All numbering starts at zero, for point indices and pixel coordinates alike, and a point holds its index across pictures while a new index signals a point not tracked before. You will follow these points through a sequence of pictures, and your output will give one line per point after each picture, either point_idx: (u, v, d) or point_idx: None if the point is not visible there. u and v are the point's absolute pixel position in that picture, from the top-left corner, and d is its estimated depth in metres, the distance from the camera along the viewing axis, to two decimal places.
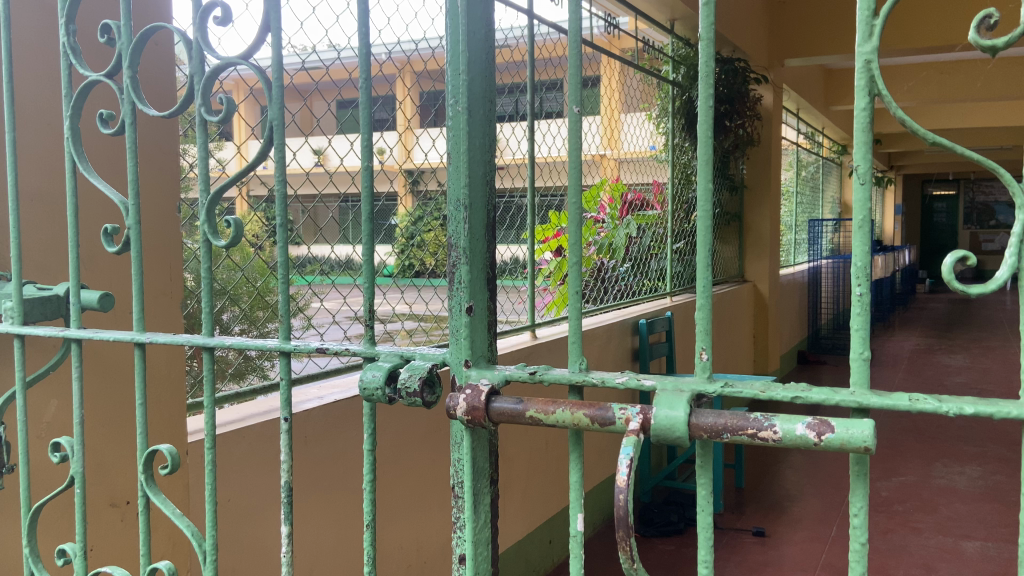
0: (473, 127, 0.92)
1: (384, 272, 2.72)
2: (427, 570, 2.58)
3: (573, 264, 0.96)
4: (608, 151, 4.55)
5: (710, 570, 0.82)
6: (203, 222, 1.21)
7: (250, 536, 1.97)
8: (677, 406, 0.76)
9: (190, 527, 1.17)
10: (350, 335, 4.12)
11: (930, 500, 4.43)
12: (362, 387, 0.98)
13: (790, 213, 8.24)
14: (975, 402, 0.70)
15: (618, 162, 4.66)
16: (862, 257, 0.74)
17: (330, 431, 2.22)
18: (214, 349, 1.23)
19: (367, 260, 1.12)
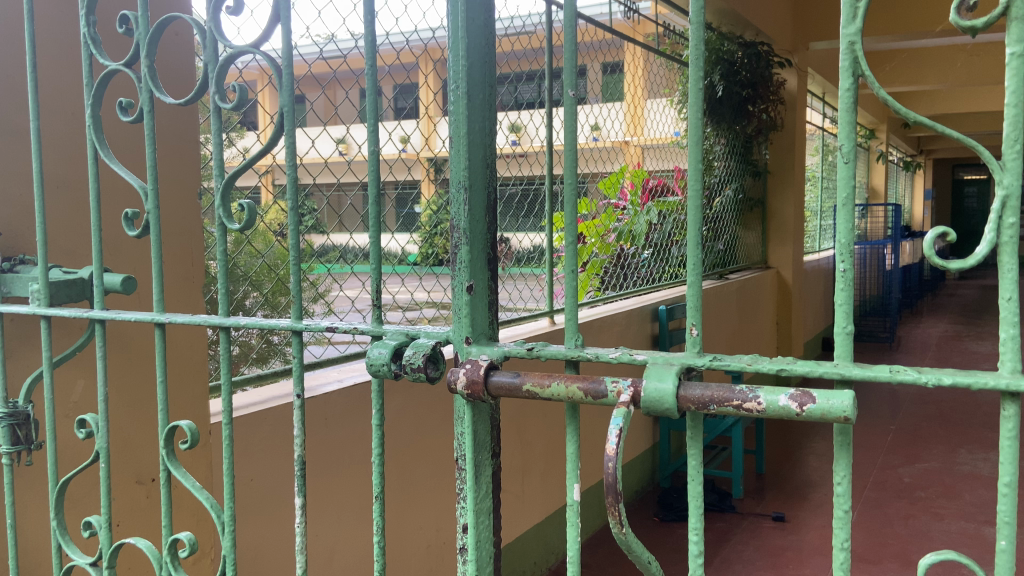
0: (473, 111, 0.94)
1: (407, 260, 2.81)
2: (446, 551, 2.63)
3: (570, 245, 0.98)
4: (632, 138, 4.85)
5: (701, 537, 0.85)
6: (219, 206, 1.25)
7: (271, 515, 2.03)
8: (666, 378, 0.79)
9: (208, 499, 1.22)
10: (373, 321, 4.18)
11: (954, 486, 4.40)
12: (368, 364, 1.01)
13: (815, 198, 8.16)
14: (953, 374, 0.71)
15: (642, 149, 4.84)
16: (846, 234, 0.76)
17: (349, 414, 2.27)
18: (230, 329, 1.28)
19: (375, 244, 1.16)
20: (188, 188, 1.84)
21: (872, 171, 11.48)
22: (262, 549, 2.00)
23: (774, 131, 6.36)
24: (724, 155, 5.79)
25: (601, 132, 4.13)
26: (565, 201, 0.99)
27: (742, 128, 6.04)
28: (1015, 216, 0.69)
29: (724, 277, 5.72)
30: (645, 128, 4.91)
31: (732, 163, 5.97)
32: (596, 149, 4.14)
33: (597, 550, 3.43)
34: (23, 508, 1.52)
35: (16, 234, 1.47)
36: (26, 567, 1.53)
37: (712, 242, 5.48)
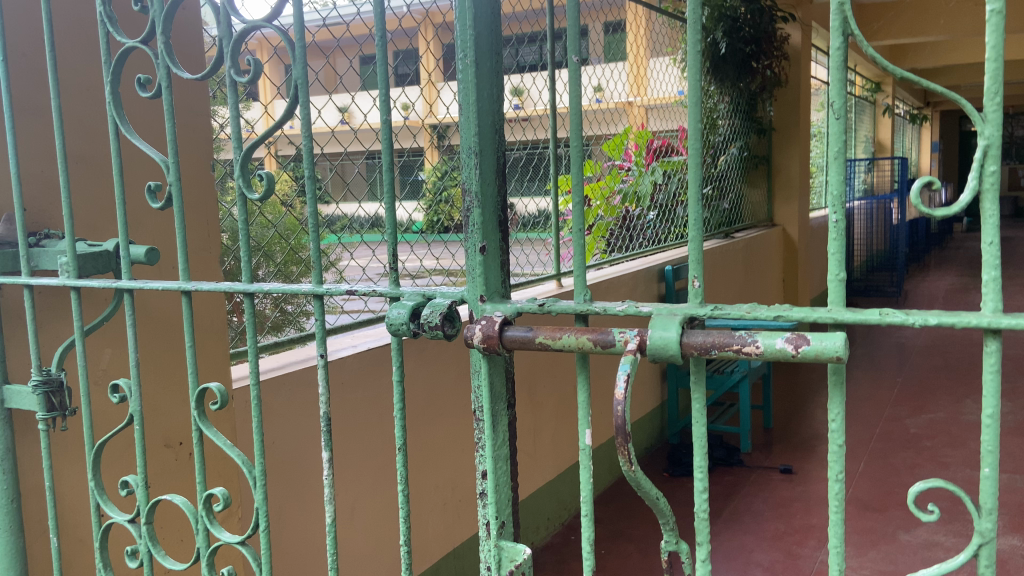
0: (481, 78, 0.98)
1: (412, 230, 2.82)
2: (463, 508, 2.72)
3: (577, 206, 1.03)
4: (635, 98, 4.70)
5: (706, 474, 0.91)
6: (238, 177, 1.31)
7: (294, 474, 2.11)
8: (670, 328, 0.84)
9: (240, 456, 1.29)
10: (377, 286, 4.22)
11: (959, 435, 4.48)
12: (389, 324, 1.07)
13: (821, 154, 8.13)
14: (938, 314, 0.76)
15: (645, 109, 4.74)
16: (838, 185, 0.80)
17: (365, 377, 2.34)
18: (254, 296, 1.34)
19: (390, 210, 1.20)
20: (202, 161, 1.88)
21: (878, 125, 11.40)
22: (288, 508, 2.08)
23: (778, 87, 6.34)
24: (729, 113, 5.78)
25: (604, 94, 4.14)
26: (571, 163, 1.03)
27: (746, 85, 6.04)
28: (996, 164, 0.74)
29: (730, 236, 5.74)
30: (649, 86, 4.82)
31: (736, 121, 5.96)
32: (600, 111, 4.15)
33: (608, 505, 3.54)
34: (61, 471, 1.60)
35: (42, 209, 1.52)
36: (67, 526, 1.61)
37: (717, 201, 5.52)
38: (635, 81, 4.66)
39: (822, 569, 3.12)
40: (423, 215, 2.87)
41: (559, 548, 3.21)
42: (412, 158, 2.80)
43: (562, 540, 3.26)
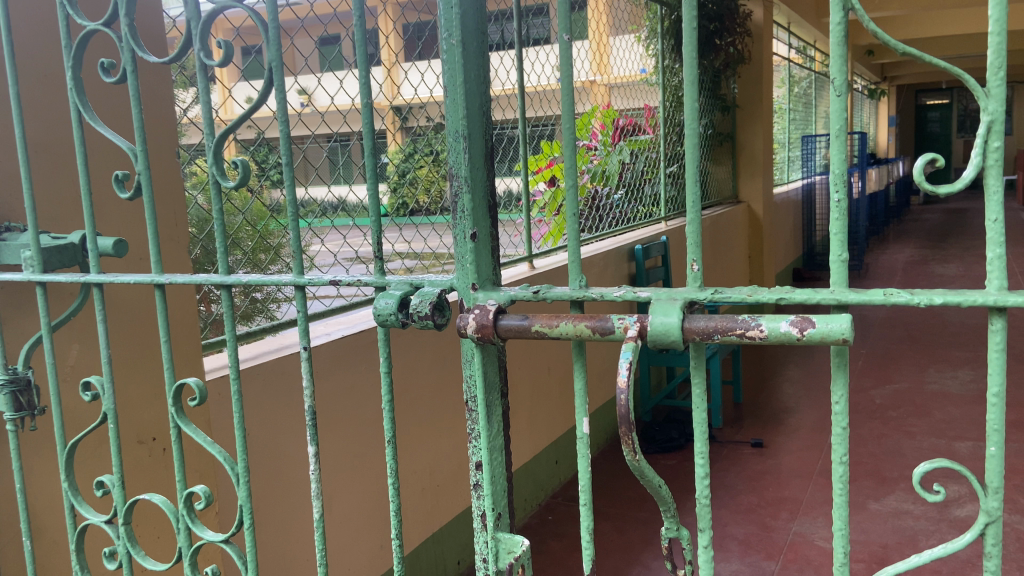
0: (468, 59, 0.95)
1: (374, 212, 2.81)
2: (441, 493, 2.70)
3: (570, 189, 1.01)
4: (597, 77, 4.56)
5: (706, 461, 0.90)
6: (212, 164, 1.30)
7: (272, 466, 2.06)
8: (671, 313, 0.83)
9: (221, 452, 1.26)
10: None
11: (923, 404, 4.58)
12: (376, 314, 1.04)
13: (783, 130, 8.22)
14: (943, 293, 0.76)
15: (608, 88, 4.66)
16: (839, 164, 0.79)
17: (341, 365, 2.30)
18: (232, 287, 1.31)
19: (373, 195, 1.17)
20: (168, 148, 1.82)
21: None
22: (266, 501, 2.04)
23: (742, 64, 6.38)
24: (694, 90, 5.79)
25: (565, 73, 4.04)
26: (563, 144, 1.00)
27: (710, 62, 6.08)
28: (999, 140, 0.73)
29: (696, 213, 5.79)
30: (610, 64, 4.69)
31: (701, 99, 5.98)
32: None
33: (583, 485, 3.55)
34: (31, 472, 1.54)
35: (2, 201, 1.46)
36: (39, 528, 1.56)
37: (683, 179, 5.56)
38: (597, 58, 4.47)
39: (796, 540, 3.16)
40: (387, 197, 2.85)
41: (538, 528, 3.21)
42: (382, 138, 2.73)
43: (540, 520, 3.26)
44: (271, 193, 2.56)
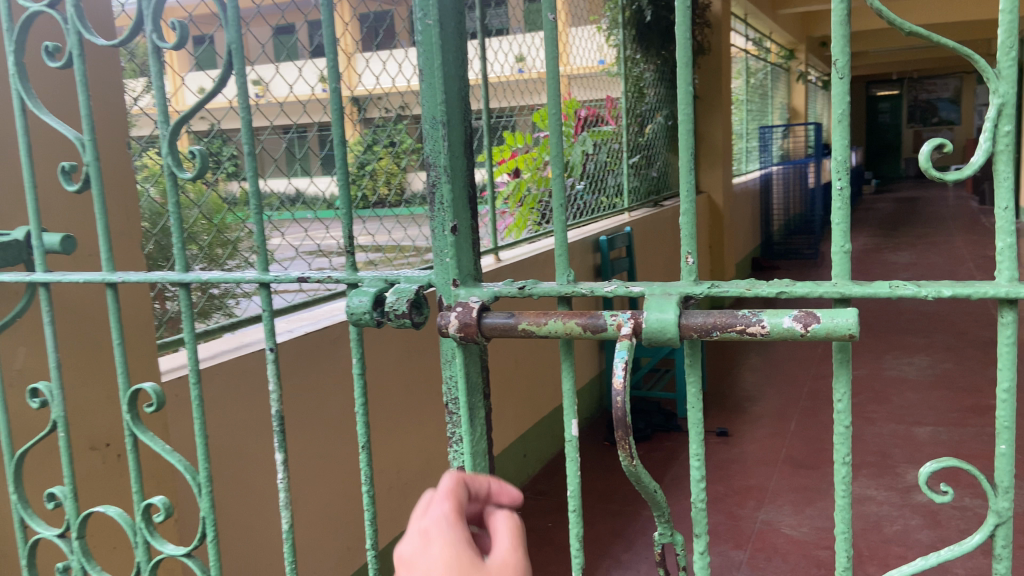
0: (446, 41, 0.89)
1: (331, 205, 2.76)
2: (408, 491, 2.63)
3: (557, 179, 0.96)
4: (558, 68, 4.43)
5: (702, 463, 0.85)
6: (166, 154, 1.23)
7: (234, 469, 1.98)
8: (667, 309, 0.79)
9: (182, 462, 1.20)
10: None
11: (882, 390, 4.64)
12: (350, 313, 0.99)
13: (741, 121, 8.29)
14: (952, 285, 0.72)
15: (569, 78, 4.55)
16: (842, 150, 0.75)
17: (305, 363, 2.22)
18: (191, 285, 1.25)
19: (344, 187, 1.11)
20: (118, 139, 1.72)
21: (792, 91, 11.68)
22: (229, 506, 1.96)
23: (702, 54, 6.39)
24: (654, 81, 5.77)
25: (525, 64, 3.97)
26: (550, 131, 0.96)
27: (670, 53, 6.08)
28: (1011, 123, 0.70)
29: (658, 204, 5.79)
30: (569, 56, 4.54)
31: (662, 89, 5.97)
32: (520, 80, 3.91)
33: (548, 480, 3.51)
34: None
35: None
36: None
37: (646, 169, 5.55)
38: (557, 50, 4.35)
39: (763, 529, 3.17)
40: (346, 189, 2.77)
41: None
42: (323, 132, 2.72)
43: None
44: (228, 185, 2.47)
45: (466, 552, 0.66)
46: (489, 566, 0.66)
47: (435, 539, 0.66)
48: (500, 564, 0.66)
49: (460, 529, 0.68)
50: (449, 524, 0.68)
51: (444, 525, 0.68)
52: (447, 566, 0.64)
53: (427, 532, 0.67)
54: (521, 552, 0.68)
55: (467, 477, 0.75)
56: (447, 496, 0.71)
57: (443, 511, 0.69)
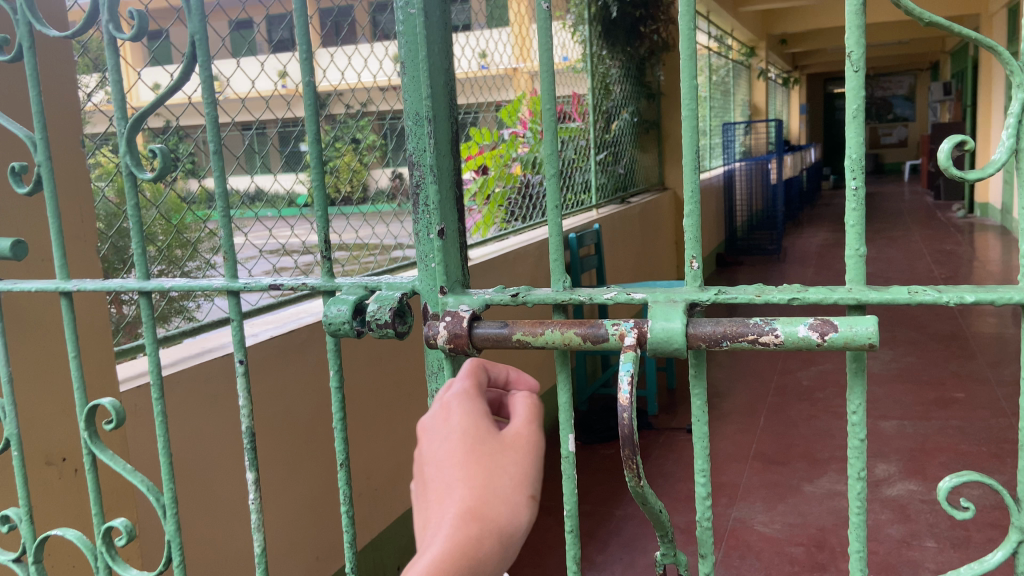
0: (431, 33, 0.84)
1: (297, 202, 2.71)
2: (379, 498, 2.53)
3: (552, 177, 0.91)
4: (521, 64, 4.32)
5: (708, 479, 0.81)
6: (124, 153, 1.15)
7: (199, 481, 1.89)
8: (674, 318, 0.74)
9: (145, 483, 1.16)
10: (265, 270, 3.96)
11: (848, 384, 4.67)
12: (328, 323, 0.93)
13: (704, 118, 8.32)
14: (974, 291, 0.69)
15: (533, 75, 4.44)
16: (858, 147, 0.71)
17: (271, 369, 2.13)
18: (152, 294, 1.18)
19: (320, 187, 1.05)
20: (71, 137, 1.63)
21: (753, 89, 11.78)
22: (194, 520, 1.87)
23: (666, 52, 6.38)
24: (620, 78, 5.74)
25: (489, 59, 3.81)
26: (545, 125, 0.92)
27: (635, 49, 6.04)
28: None
29: (625, 201, 5.77)
30: (532, 52, 4.45)
31: (627, 86, 5.95)
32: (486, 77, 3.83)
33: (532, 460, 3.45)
34: None
35: None
36: None
37: (613, 166, 5.53)
38: (519, 46, 4.27)
39: (737, 526, 3.15)
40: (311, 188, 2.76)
41: None
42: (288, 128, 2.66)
43: None
44: (188, 183, 2.36)
45: (483, 422, 0.71)
46: (504, 430, 0.71)
47: (455, 410, 0.71)
48: (514, 427, 0.71)
49: (478, 403, 0.73)
50: (467, 397, 0.73)
51: (462, 397, 0.73)
52: (464, 433, 0.70)
53: (447, 400, 0.73)
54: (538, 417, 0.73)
55: (487, 365, 0.79)
56: (467, 375, 0.76)
57: (464, 386, 0.74)
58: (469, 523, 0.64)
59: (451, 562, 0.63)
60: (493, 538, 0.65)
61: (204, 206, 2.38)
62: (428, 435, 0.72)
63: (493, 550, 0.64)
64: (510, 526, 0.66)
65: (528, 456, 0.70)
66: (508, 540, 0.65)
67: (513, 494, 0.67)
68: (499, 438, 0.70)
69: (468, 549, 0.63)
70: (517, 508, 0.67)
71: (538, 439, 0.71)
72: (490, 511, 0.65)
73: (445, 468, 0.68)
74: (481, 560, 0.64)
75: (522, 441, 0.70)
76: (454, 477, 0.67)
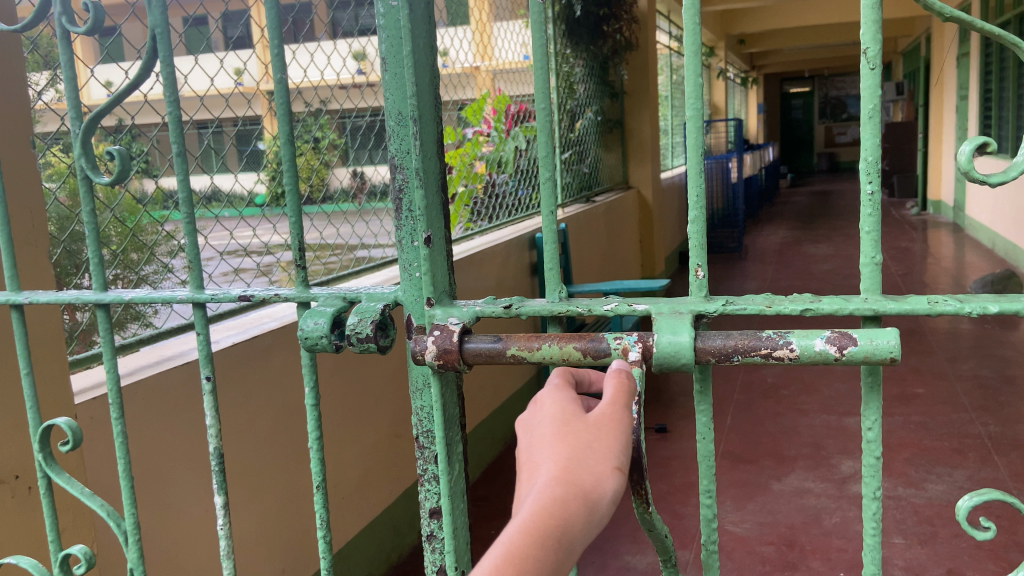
0: (417, 25, 0.81)
1: (255, 202, 2.59)
2: (347, 507, 2.44)
3: (547, 173, 0.91)
4: (482, 63, 4.24)
5: (714, 496, 0.82)
6: (79, 155, 1.07)
7: (161, 496, 1.80)
8: (681, 331, 0.75)
9: (104, 507, 1.11)
10: (219, 275, 3.82)
11: (812, 381, 4.71)
12: (303, 337, 0.87)
13: (665, 117, 8.34)
14: (997, 301, 0.68)
15: (494, 74, 4.36)
16: (872, 150, 0.69)
17: (236, 377, 2.05)
18: (110, 306, 1.11)
19: (293, 190, 0.99)
20: (19, 136, 1.53)
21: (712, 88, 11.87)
22: (156, 537, 1.78)
23: (629, 51, 6.37)
24: (583, 77, 5.71)
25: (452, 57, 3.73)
26: (539, 122, 0.92)
27: (599, 48, 6.01)
28: None
29: (590, 200, 5.74)
30: (494, 50, 4.38)
31: (591, 85, 5.92)
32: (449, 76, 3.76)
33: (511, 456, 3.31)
34: None
35: None
36: None
37: (577, 165, 5.49)
38: (481, 44, 4.19)
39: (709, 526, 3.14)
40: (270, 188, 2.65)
41: None
42: (249, 127, 2.56)
43: None
44: (144, 184, 2.26)
45: (574, 408, 0.70)
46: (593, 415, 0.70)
47: (546, 400, 0.72)
48: (600, 407, 0.70)
49: (569, 394, 0.73)
50: (558, 389, 0.73)
51: (553, 391, 0.73)
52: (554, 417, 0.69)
53: (538, 398, 0.73)
54: (627, 395, 0.71)
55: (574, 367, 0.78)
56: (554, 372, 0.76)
57: (554, 381, 0.74)
58: (556, 486, 0.62)
59: (538, 521, 0.60)
60: (580, 502, 0.62)
61: (162, 205, 2.23)
62: (519, 427, 0.72)
63: (581, 516, 0.62)
64: (597, 494, 0.63)
65: (619, 436, 0.68)
66: (595, 508, 0.62)
67: (599, 467, 0.65)
68: (587, 420, 0.69)
69: (556, 508, 0.61)
70: (606, 479, 0.64)
71: (625, 421, 0.70)
72: (577, 479, 0.63)
73: (536, 449, 0.68)
74: (570, 522, 0.61)
75: (610, 419, 0.69)
76: (544, 453, 0.66)
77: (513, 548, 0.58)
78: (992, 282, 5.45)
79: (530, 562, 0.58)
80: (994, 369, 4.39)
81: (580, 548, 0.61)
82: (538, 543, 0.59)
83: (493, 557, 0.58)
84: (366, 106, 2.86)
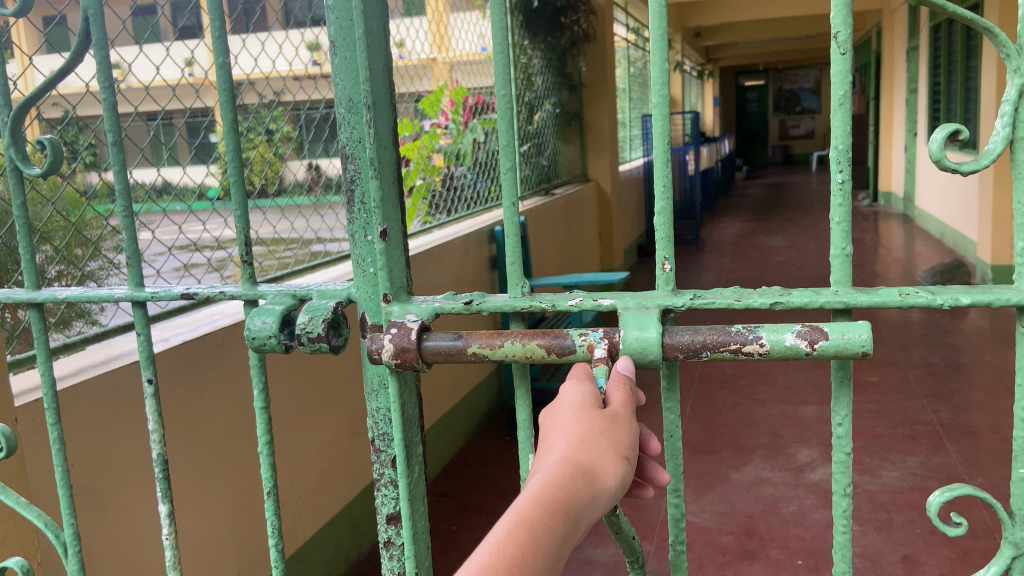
0: (369, 9, 0.77)
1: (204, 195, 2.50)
2: (304, 507, 2.38)
3: (509, 163, 0.88)
4: (439, 54, 4.16)
5: (682, 495, 0.81)
6: (8, 147, 1.01)
7: (107, 502, 1.73)
8: (648, 326, 0.73)
9: (42, 518, 1.05)
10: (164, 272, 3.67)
11: (768, 372, 4.75)
12: (250, 336, 0.83)
13: (623, 109, 8.35)
14: (970, 293, 0.67)
15: (451, 65, 4.28)
16: (843, 138, 0.67)
17: (186, 377, 1.98)
18: (44, 305, 1.05)
19: (238, 181, 0.94)
20: None
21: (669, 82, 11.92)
22: (102, 546, 1.71)
23: (587, 43, 6.36)
24: (541, 68, 5.66)
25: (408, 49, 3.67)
26: (499, 111, 0.88)
27: (557, 40, 6.01)
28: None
29: (549, 192, 5.72)
30: (451, 42, 4.32)
31: (549, 77, 5.88)
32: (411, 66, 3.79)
33: (472, 452, 3.27)
34: None
35: None
36: None
37: (535, 158, 5.45)
38: (437, 35, 4.11)
39: None
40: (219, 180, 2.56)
41: None
42: (198, 118, 2.47)
43: None
44: (87, 177, 2.17)
45: (592, 389, 0.71)
46: (610, 399, 0.70)
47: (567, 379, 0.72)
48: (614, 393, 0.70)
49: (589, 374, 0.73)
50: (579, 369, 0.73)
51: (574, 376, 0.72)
52: (572, 396, 0.70)
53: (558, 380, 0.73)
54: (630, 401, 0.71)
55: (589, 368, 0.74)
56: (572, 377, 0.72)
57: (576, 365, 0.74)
58: (566, 462, 0.63)
59: (548, 493, 0.61)
60: (588, 478, 0.63)
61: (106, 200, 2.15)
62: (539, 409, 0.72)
63: (587, 491, 0.62)
64: (605, 473, 0.64)
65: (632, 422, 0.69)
66: (601, 486, 0.63)
67: (610, 450, 0.65)
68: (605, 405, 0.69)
69: (565, 481, 0.61)
70: (615, 461, 0.65)
71: (633, 411, 0.70)
72: (587, 459, 0.64)
73: (552, 427, 0.68)
74: (577, 498, 0.61)
75: (622, 407, 0.69)
76: (559, 431, 0.67)
77: (525, 515, 0.59)
78: (942, 272, 5.56)
79: (541, 529, 0.58)
80: (944, 357, 4.48)
81: (586, 522, 0.62)
82: (548, 512, 0.59)
83: (505, 520, 0.59)
84: (318, 97, 2.77)
